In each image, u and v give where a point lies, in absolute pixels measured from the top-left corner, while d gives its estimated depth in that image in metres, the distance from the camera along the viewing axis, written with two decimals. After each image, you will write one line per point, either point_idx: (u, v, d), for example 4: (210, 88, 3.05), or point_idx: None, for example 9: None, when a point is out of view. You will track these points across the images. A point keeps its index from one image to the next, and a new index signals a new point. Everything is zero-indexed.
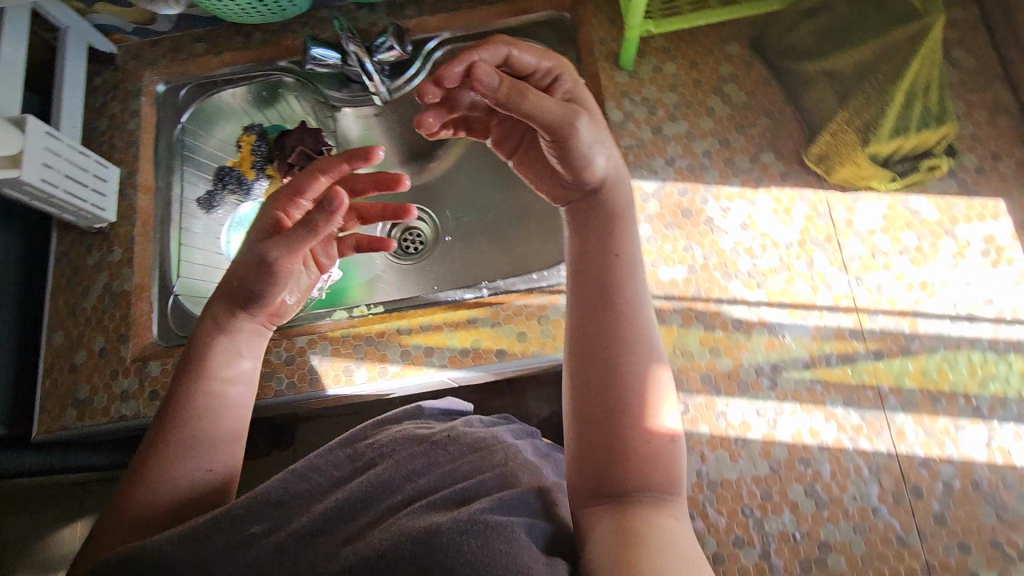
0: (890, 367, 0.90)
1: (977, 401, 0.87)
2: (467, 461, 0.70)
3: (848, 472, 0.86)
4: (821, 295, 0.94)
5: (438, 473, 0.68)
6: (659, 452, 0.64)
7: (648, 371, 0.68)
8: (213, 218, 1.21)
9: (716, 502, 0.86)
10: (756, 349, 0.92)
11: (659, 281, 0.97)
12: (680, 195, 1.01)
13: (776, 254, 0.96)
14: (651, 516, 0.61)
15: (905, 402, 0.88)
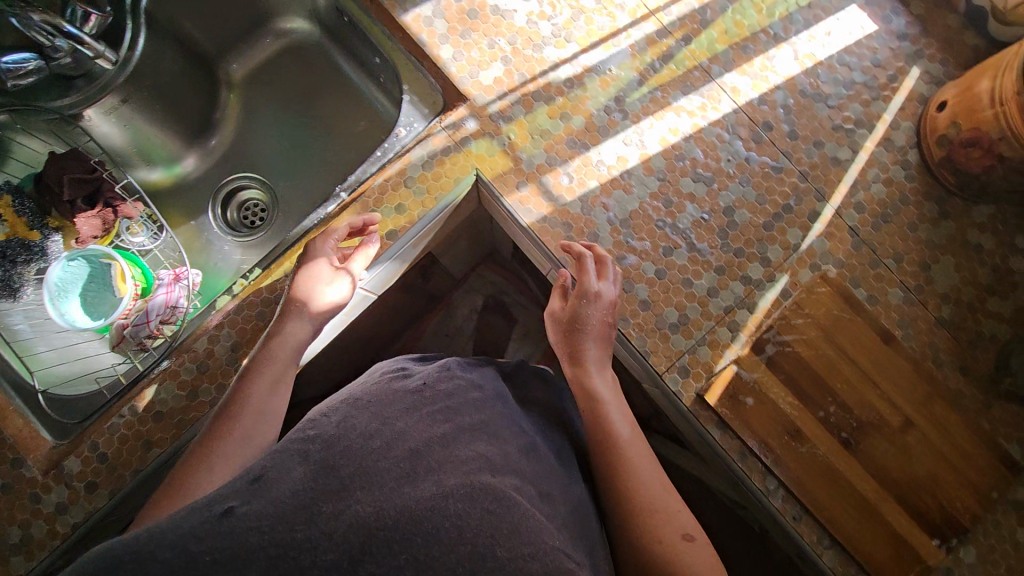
0: (701, 44, 0.98)
1: (772, 31, 0.99)
2: (434, 407, 0.69)
3: (714, 144, 0.96)
4: (620, 18, 0.98)
5: (409, 426, 0.64)
6: (681, 560, 0.66)
7: (669, 539, 0.68)
8: (26, 303, 0.98)
9: (636, 233, 0.95)
10: (596, 94, 0.97)
11: (486, 86, 0.97)
12: (457, 1, 0.99)
13: (566, 4, 0.98)
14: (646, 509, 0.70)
15: (724, 65, 0.98)
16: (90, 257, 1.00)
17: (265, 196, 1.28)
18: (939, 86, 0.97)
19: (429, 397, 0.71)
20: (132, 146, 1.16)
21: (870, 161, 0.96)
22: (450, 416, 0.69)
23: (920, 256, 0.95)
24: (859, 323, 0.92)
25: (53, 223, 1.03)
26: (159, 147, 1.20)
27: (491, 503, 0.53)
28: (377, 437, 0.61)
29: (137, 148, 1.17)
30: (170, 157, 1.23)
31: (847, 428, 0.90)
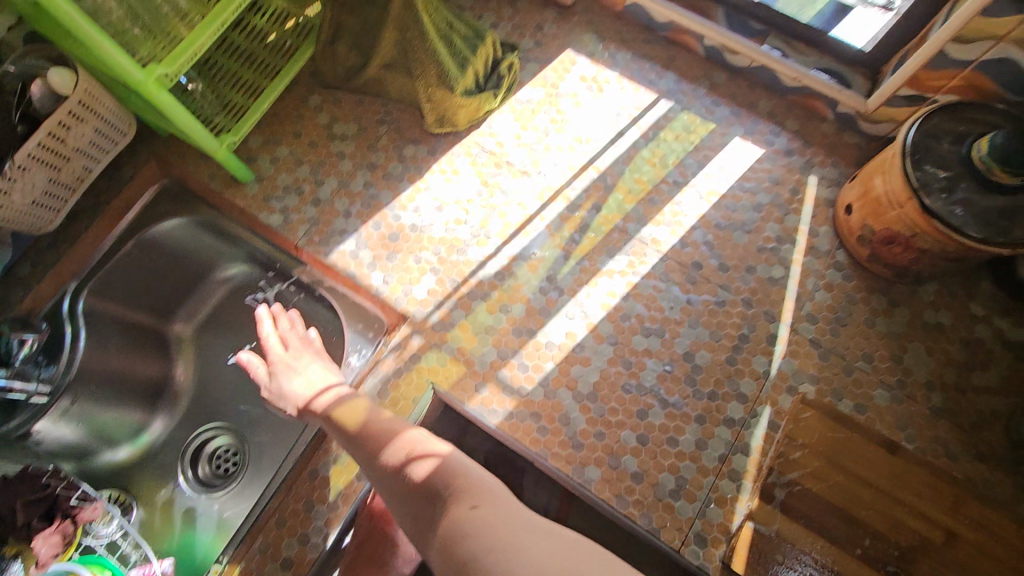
0: (610, 207, 1.03)
1: (671, 179, 1.05)
2: None
3: (653, 295, 0.98)
4: (530, 205, 1.04)
5: None
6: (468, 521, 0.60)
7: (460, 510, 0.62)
8: None
9: (606, 404, 0.92)
10: (528, 279, 0.99)
11: (422, 300, 0.99)
12: (377, 229, 1.03)
13: (478, 206, 1.04)
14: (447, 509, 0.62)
15: (639, 221, 1.02)
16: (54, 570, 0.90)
17: (235, 439, 1.14)
18: (838, 188, 1.03)
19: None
20: (93, 435, 1.05)
21: (804, 272, 0.98)
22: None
23: (888, 349, 0.94)
24: (856, 438, 0.88)
25: (10, 549, 0.91)
26: (119, 425, 1.08)
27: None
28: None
29: (94, 435, 1.05)
30: (133, 430, 1.11)
31: (891, 559, 0.82)
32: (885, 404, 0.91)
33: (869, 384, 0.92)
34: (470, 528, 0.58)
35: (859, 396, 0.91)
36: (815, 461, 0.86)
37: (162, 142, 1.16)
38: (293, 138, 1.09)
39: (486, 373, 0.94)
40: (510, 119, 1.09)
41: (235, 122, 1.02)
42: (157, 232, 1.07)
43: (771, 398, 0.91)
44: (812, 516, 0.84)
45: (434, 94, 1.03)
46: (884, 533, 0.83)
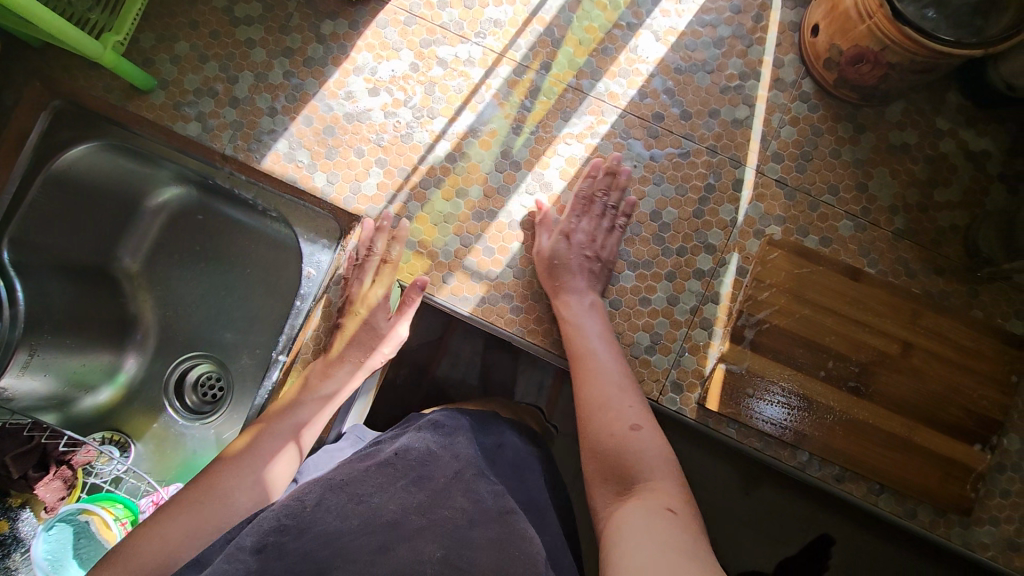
0: (561, 64, 0.94)
1: (624, 22, 0.94)
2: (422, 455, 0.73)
3: (615, 156, 0.93)
4: (473, 74, 0.94)
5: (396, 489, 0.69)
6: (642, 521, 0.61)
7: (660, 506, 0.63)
8: None
9: None
10: (481, 158, 0.93)
11: (372, 197, 0.93)
12: (309, 124, 0.93)
13: (415, 82, 0.93)
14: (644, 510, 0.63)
15: (592, 76, 0.94)
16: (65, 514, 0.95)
17: (217, 365, 1.14)
18: (804, 6, 0.94)
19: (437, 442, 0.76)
20: (71, 384, 1.05)
21: (769, 108, 0.93)
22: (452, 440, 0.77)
23: (854, 179, 0.92)
24: (825, 272, 0.89)
25: (17, 500, 0.97)
26: (92, 369, 1.07)
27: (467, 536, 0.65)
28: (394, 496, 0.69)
29: (67, 382, 1.04)
30: (107, 372, 1.10)
31: (851, 376, 0.88)
32: (852, 233, 0.91)
33: (837, 215, 0.92)
34: (637, 446, 0.71)
35: (825, 228, 0.91)
36: (779, 297, 0.89)
37: (41, 57, 0.99)
38: (190, 30, 0.94)
39: (451, 259, 0.91)
40: None
41: (115, 19, 0.87)
42: (61, 165, 0.98)
43: (738, 244, 0.91)
44: (780, 348, 0.88)
45: None
46: (846, 354, 0.88)
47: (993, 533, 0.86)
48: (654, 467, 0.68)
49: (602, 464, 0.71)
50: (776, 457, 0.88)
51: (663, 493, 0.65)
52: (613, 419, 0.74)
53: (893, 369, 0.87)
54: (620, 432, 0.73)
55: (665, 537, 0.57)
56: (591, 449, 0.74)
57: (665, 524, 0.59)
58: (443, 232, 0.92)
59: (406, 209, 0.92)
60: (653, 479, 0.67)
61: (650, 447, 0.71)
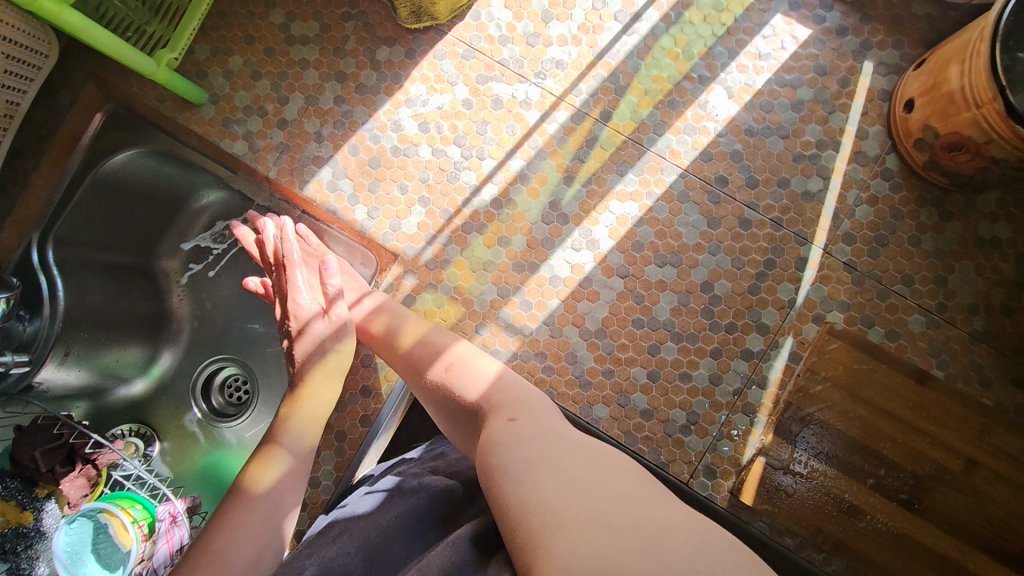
0: (623, 114, 0.88)
1: (696, 74, 0.88)
2: None
3: (670, 219, 0.87)
4: (528, 116, 0.89)
5: None
6: (504, 438, 0.53)
7: (499, 423, 0.56)
8: None
9: (615, 341, 0.86)
10: (528, 207, 0.88)
11: (412, 235, 0.89)
12: (355, 153, 0.90)
13: (467, 120, 0.89)
14: (497, 419, 0.57)
15: (655, 130, 0.88)
16: (85, 511, 0.89)
17: (244, 369, 1.14)
18: (898, 75, 0.86)
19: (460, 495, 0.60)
20: (105, 374, 1.06)
21: (845, 183, 0.85)
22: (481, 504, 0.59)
23: (932, 270, 0.84)
24: (888, 371, 0.82)
25: (43, 490, 0.94)
26: (127, 361, 1.08)
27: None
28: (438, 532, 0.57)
29: (102, 372, 1.05)
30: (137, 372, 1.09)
31: (904, 487, 0.80)
32: (922, 330, 0.83)
33: (908, 308, 0.84)
34: (454, 393, 0.64)
35: (893, 322, 0.84)
36: (831, 393, 0.82)
37: (100, 58, 0.99)
38: (245, 44, 0.92)
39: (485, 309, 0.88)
40: (502, 4, 0.90)
41: (174, 32, 0.86)
42: (110, 167, 0.97)
43: (794, 328, 0.84)
44: (825, 448, 0.82)
45: None
46: (900, 463, 0.80)
47: None
48: (526, 403, 0.60)
49: (465, 425, 0.62)
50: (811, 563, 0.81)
51: (520, 404, 0.59)
52: (454, 394, 0.64)
53: (951, 485, 0.80)
54: (476, 388, 0.63)
55: (580, 463, 0.50)
56: (445, 411, 0.65)
57: (550, 446, 0.52)
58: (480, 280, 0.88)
59: (445, 251, 0.89)
60: (513, 407, 0.59)
61: (514, 394, 0.62)
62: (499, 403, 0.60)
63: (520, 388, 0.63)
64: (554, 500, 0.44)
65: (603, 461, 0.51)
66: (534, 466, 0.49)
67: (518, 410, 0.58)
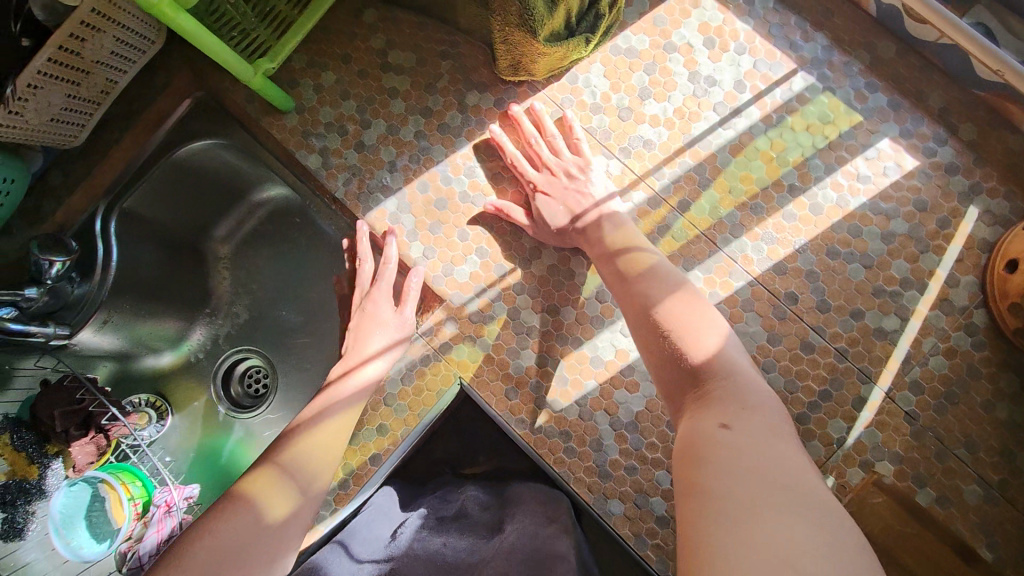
0: (702, 207, 0.85)
1: (786, 183, 0.84)
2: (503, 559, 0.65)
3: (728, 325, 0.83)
4: (605, 190, 0.87)
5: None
6: (711, 450, 0.51)
7: (714, 429, 0.54)
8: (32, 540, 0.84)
9: (646, 438, 0.83)
10: (586, 280, 0.86)
11: (462, 283, 0.87)
12: (423, 191, 0.89)
13: (543, 181, 0.88)
14: (703, 413, 0.57)
15: (732, 231, 0.84)
16: (86, 476, 0.92)
17: (265, 364, 1.15)
18: (1003, 227, 0.80)
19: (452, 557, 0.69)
20: (137, 343, 1.06)
21: (923, 329, 0.80)
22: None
23: (1000, 441, 0.78)
24: (922, 532, 0.75)
25: (53, 447, 0.92)
26: (160, 333, 1.08)
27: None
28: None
29: (134, 341, 1.05)
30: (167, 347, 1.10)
31: None
32: (976, 503, 0.77)
33: (966, 474, 0.78)
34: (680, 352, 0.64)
35: (945, 487, 0.78)
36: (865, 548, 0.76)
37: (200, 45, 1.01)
38: (341, 62, 0.93)
39: (519, 374, 0.85)
40: (601, 72, 0.88)
41: (275, 41, 0.87)
42: (188, 152, 0.99)
43: (838, 469, 0.79)
44: None
45: (512, 36, 0.78)
46: None
47: None
48: (771, 418, 0.57)
49: (678, 397, 0.63)
50: None
51: (747, 414, 0.56)
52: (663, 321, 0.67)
53: None
54: (725, 363, 0.63)
55: (791, 476, 0.49)
56: (660, 361, 0.66)
57: (759, 451, 0.51)
58: (520, 343, 0.86)
59: (492, 307, 0.87)
60: (717, 386, 0.60)
61: (740, 383, 0.60)
62: (728, 390, 0.59)
63: (741, 368, 0.62)
64: (764, 502, 0.45)
65: (782, 461, 0.50)
66: (751, 479, 0.47)
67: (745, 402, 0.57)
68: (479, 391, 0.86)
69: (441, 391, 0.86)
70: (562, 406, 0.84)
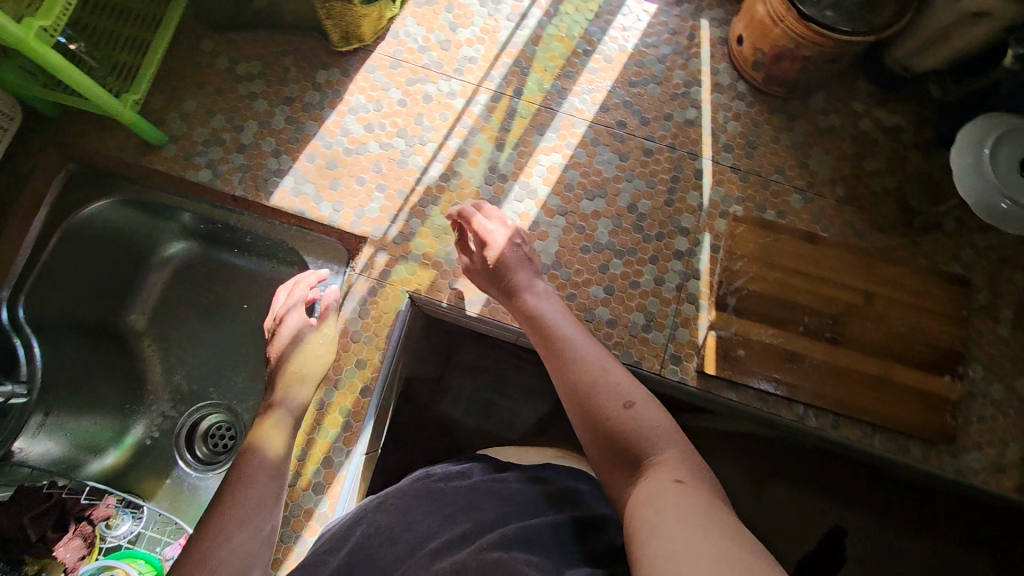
0: (531, 89, 1.07)
1: (580, 50, 1.09)
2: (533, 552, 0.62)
3: (589, 161, 1.05)
4: (455, 103, 1.06)
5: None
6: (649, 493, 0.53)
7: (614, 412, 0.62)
8: None
9: (571, 268, 1.00)
10: (472, 174, 1.03)
11: (376, 217, 1.01)
12: (313, 160, 1.02)
13: (404, 116, 1.05)
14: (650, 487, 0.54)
15: (559, 96, 1.07)
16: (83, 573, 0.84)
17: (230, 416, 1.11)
18: (727, 25, 1.11)
19: (446, 497, 0.68)
20: (80, 446, 1.03)
21: (713, 109, 1.08)
22: (476, 512, 0.63)
23: (795, 159, 1.06)
24: (775, 237, 1.01)
25: (33, 566, 0.85)
26: (104, 429, 1.04)
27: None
28: (399, 543, 0.61)
29: (76, 445, 1.01)
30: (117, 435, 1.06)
31: (828, 328, 0.97)
32: (801, 204, 1.04)
33: (786, 188, 1.05)
34: (617, 426, 0.61)
35: (778, 203, 1.04)
36: (749, 267, 0.99)
37: (55, 127, 1.07)
38: (196, 89, 1.05)
39: (455, 267, 0.99)
40: (415, 23, 1.09)
41: (130, 82, 0.96)
42: (84, 217, 1.01)
43: (708, 224, 1.02)
44: (761, 311, 0.98)
45: (335, 8, 0.96)
46: (818, 307, 0.97)
47: (980, 459, 0.93)
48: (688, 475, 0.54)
49: (606, 454, 0.61)
50: (775, 408, 0.95)
51: (672, 464, 0.56)
52: (543, 328, 0.75)
53: (861, 314, 0.98)
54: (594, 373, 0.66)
55: (693, 510, 0.48)
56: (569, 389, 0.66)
57: (677, 496, 0.50)
58: (444, 242, 1.00)
59: (408, 226, 1.01)
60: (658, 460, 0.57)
61: (645, 418, 0.61)
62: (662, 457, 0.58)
63: (648, 418, 0.61)
64: (692, 540, 0.44)
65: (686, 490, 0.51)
66: (683, 519, 0.46)
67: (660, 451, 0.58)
68: (428, 294, 0.98)
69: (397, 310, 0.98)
70: None
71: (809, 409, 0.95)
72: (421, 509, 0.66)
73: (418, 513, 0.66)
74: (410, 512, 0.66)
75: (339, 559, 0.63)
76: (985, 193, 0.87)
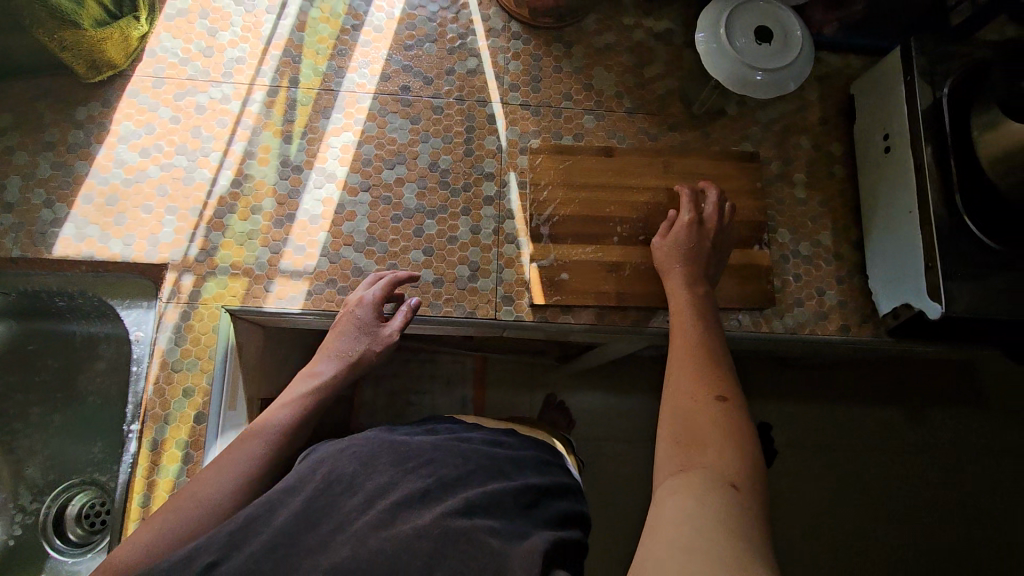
0: (307, 75, 1.05)
1: (349, 26, 1.08)
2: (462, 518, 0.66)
3: (381, 132, 1.04)
4: (231, 107, 1.02)
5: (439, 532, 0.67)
6: (697, 480, 0.59)
7: (697, 399, 0.70)
8: None
9: (386, 241, 0.99)
10: (265, 174, 1.00)
11: (173, 242, 0.96)
12: (90, 201, 0.97)
13: (180, 132, 1.00)
14: (713, 453, 0.63)
15: (337, 76, 1.05)
16: None
17: (98, 491, 1.11)
18: None
19: (411, 452, 0.69)
20: None
21: (492, 53, 1.09)
22: (435, 467, 0.65)
23: (580, 83, 1.09)
24: (574, 160, 1.03)
25: None
26: None
27: (463, 552, 0.54)
28: (360, 495, 0.62)
29: None
30: None
31: (642, 232, 1.00)
32: (594, 124, 1.07)
33: (578, 112, 1.07)
34: (708, 409, 0.68)
35: (572, 129, 1.06)
36: (555, 194, 1.01)
37: None
38: None
39: (267, 271, 0.97)
40: (169, 37, 1.04)
41: None
42: None
43: (510, 165, 1.04)
44: (577, 233, 1.00)
45: (68, 39, 0.90)
46: (627, 216, 1.01)
47: (803, 311, 1.02)
48: (742, 486, 0.58)
49: (673, 408, 0.71)
50: (610, 320, 0.99)
51: (727, 463, 0.61)
52: (682, 334, 0.83)
53: (670, 211, 1.02)
54: (704, 362, 0.76)
55: (708, 526, 0.52)
56: (683, 339, 0.82)
57: (712, 506, 0.54)
58: (249, 248, 0.97)
59: (208, 242, 0.97)
60: (713, 445, 0.64)
61: (708, 422, 0.67)
62: (723, 443, 0.64)
63: (744, 442, 0.64)
64: (694, 551, 0.49)
65: (723, 503, 0.55)
66: (701, 537, 0.50)
67: (741, 457, 0.62)
68: (245, 305, 0.95)
69: (211, 328, 0.94)
70: (314, 265, 0.98)
71: (643, 311, 1.00)
72: (383, 463, 0.66)
73: (380, 462, 0.66)
74: (368, 468, 0.65)
75: (285, 509, 0.60)
76: (734, 68, 0.91)
